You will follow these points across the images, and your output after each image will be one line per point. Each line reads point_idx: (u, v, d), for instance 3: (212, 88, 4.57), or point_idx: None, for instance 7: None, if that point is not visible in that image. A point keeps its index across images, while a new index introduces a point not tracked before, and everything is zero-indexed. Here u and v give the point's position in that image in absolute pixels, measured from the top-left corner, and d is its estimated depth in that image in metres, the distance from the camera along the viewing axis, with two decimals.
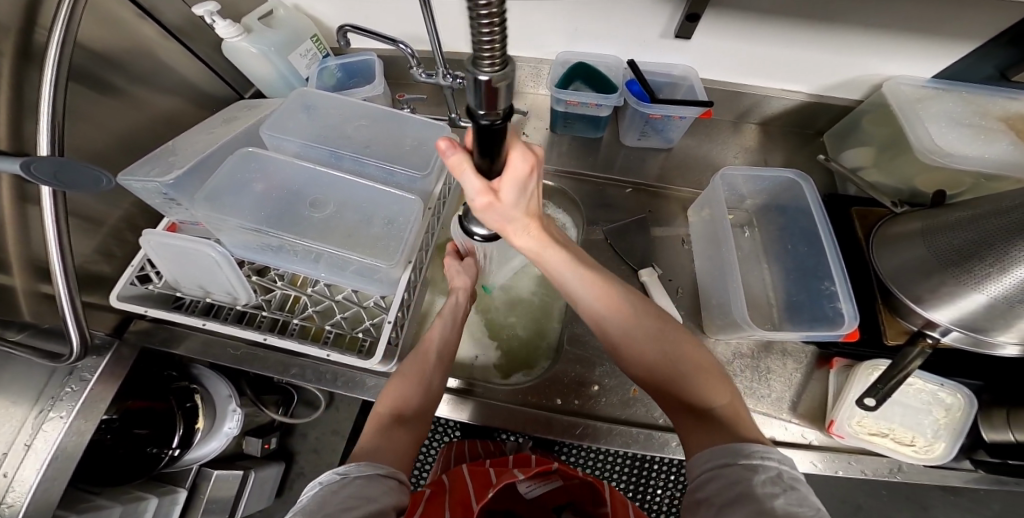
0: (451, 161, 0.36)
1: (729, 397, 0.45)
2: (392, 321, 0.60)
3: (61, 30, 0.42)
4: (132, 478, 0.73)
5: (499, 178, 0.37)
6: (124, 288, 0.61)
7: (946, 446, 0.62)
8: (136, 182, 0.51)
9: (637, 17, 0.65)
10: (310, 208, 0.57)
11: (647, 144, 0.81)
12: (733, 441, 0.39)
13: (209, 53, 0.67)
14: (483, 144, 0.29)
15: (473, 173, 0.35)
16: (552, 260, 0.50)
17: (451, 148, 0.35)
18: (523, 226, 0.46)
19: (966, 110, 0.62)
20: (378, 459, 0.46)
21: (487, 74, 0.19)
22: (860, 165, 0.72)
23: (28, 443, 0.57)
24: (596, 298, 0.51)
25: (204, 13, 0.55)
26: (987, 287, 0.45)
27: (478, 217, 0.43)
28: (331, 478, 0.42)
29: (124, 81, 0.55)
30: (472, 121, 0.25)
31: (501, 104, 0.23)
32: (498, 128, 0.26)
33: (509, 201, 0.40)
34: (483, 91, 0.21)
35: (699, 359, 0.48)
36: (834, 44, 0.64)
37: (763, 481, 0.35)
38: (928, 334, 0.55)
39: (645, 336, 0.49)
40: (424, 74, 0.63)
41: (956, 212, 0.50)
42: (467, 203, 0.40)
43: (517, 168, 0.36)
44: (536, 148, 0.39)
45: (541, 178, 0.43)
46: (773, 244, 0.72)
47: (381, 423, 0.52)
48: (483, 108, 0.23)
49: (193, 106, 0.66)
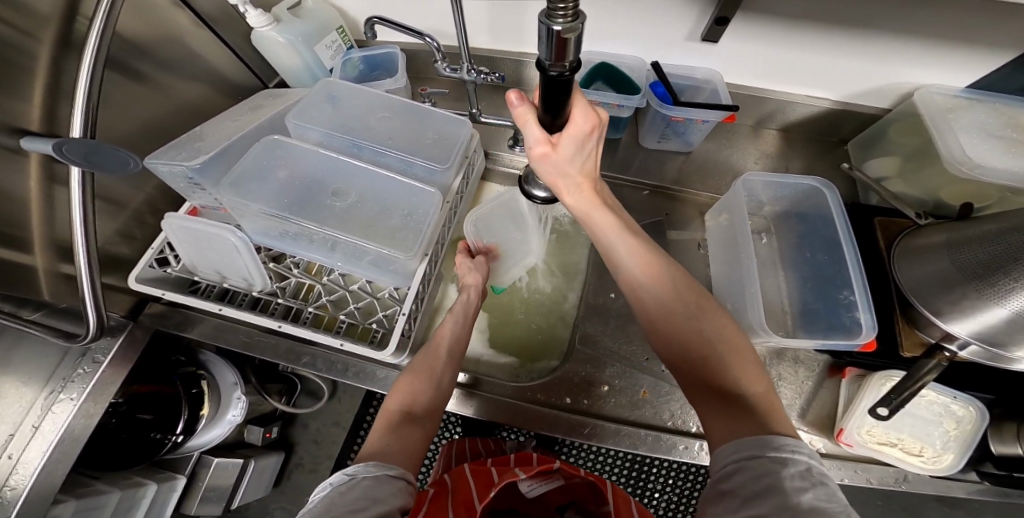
0: (519, 112, 0.42)
1: (764, 386, 0.44)
2: (406, 314, 0.61)
3: (102, 21, 0.42)
4: (132, 463, 0.74)
5: (560, 132, 0.41)
6: (143, 271, 0.61)
7: (953, 458, 0.62)
8: (162, 165, 0.51)
9: (664, 19, 0.65)
10: (331, 197, 0.58)
11: (667, 146, 0.81)
12: (761, 431, 0.38)
13: (239, 44, 0.67)
14: (550, 97, 0.34)
15: (535, 124, 0.41)
16: (599, 224, 0.53)
17: (519, 99, 0.41)
18: (575, 185, 0.51)
19: (997, 120, 0.61)
20: (386, 460, 0.45)
21: (558, 24, 0.23)
22: (885, 174, 0.72)
23: (37, 424, 0.57)
24: (637, 266, 0.51)
25: (237, 2, 0.56)
26: (1010, 302, 0.45)
27: (534, 168, 0.49)
28: (341, 478, 0.41)
29: (156, 67, 0.55)
30: (543, 72, 0.30)
31: (568, 55, 0.27)
32: (566, 81, 0.31)
33: (566, 155, 0.45)
34: (554, 41, 0.25)
35: (735, 341, 0.47)
36: (863, 53, 0.64)
37: (791, 475, 0.35)
38: (945, 347, 0.54)
39: (681, 311, 0.49)
40: (449, 69, 0.63)
41: (982, 225, 0.50)
42: (527, 152, 0.46)
43: (578, 124, 0.40)
44: (602, 114, 0.43)
45: (603, 142, 0.47)
46: (790, 252, 0.72)
47: (391, 420, 0.51)
48: (552, 59, 0.27)
49: (221, 97, 0.67)
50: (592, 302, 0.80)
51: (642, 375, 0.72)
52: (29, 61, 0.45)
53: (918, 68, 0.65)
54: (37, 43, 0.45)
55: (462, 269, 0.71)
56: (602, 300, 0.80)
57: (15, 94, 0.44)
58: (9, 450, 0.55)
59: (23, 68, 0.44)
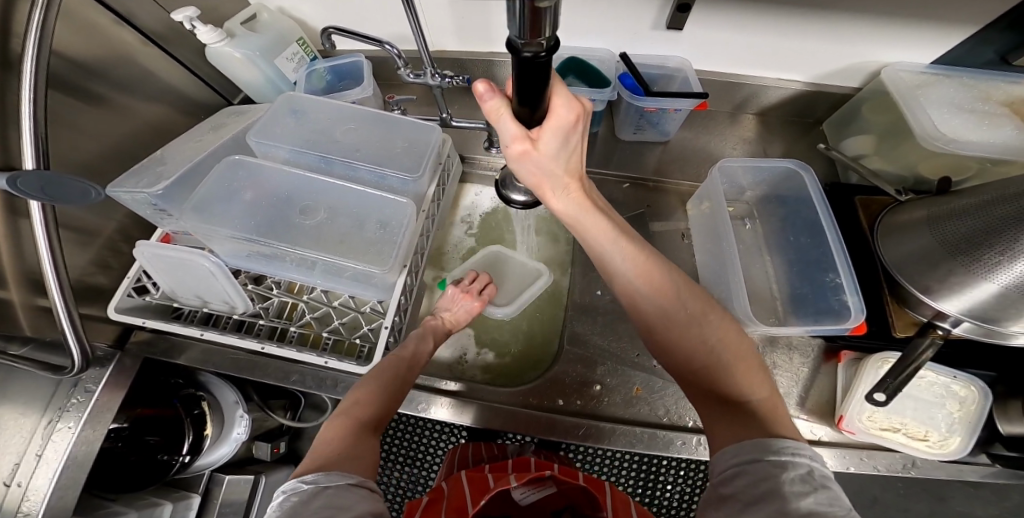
0: (490, 107, 0.37)
1: (767, 391, 0.43)
2: (389, 327, 0.60)
3: (36, 35, 0.41)
4: (144, 485, 0.73)
5: (539, 126, 0.37)
6: (121, 300, 0.61)
7: (962, 439, 0.60)
8: (125, 193, 0.51)
9: (626, 7, 0.63)
10: (302, 215, 0.57)
11: (643, 137, 0.79)
12: (763, 435, 0.37)
13: (192, 59, 0.66)
14: (524, 84, 0.29)
15: (510, 118, 0.36)
16: (590, 229, 0.50)
17: (489, 91, 0.35)
18: (563, 187, 0.47)
19: (968, 95, 0.61)
20: (344, 467, 0.43)
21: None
22: (861, 152, 0.70)
23: (39, 453, 0.58)
24: (636, 274, 0.48)
25: (184, 19, 0.55)
26: (997, 276, 0.43)
27: (513, 166, 0.44)
28: (298, 489, 0.40)
29: (107, 90, 0.54)
30: (515, 53, 0.25)
31: (546, 30, 0.22)
32: (543, 65, 0.26)
33: (549, 152, 0.41)
34: (528, 14, 0.20)
35: (740, 348, 0.46)
36: (834, 31, 0.62)
37: (791, 479, 0.33)
38: (938, 325, 0.53)
39: (684, 320, 0.47)
40: (412, 75, 0.61)
41: (961, 200, 0.48)
42: (504, 149, 0.41)
43: (560, 116, 0.36)
44: (584, 103, 0.39)
45: (587, 136, 0.42)
46: (775, 237, 0.70)
47: (347, 429, 0.49)
48: (525, 37, 0.23)
49: (182, 116, 0.66)
50: (581, 301, 0.78)
51: (634, 373, 0.71)
52: None
53: (892, 43, 0.62)
54: None
55: (452, 305, 0.72)
56: (591, 298, 0.78)
57: None
58: (18, 479, 0.56)
59: None
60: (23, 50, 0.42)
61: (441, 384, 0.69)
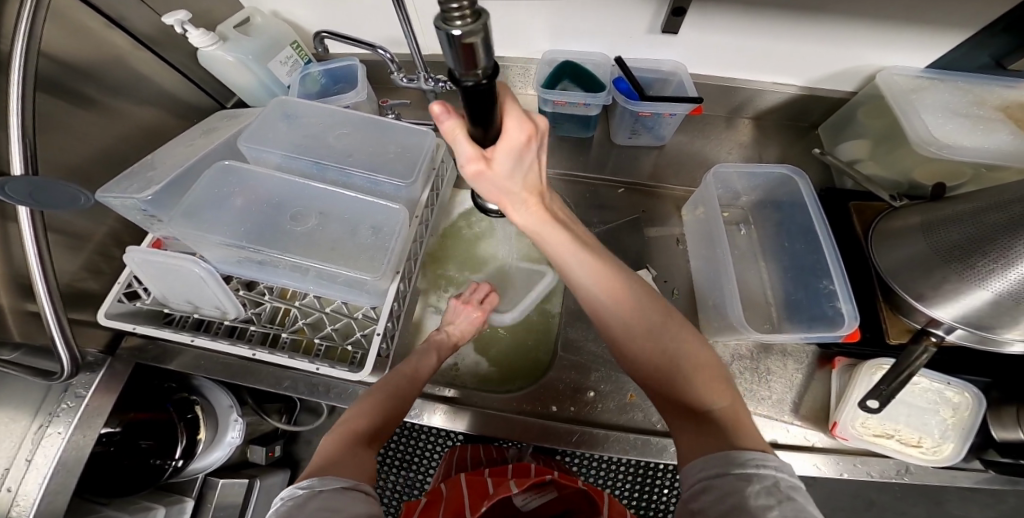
0: (445, 128, 0.33)
1: (730, 398, 0.43)
2: (382, 333, 0.60)
3: (22, 34, 0.40)
4: (137, 490, 0.72)
5: (494, 146, 0.34)
6: (111, 306, 0.61)
7: (954, 446, 0.60)
8: (114, 199, 0.50)
9: (621, 10, 0.63)
10: (291, 221, 0.56)
11: (638, 142, 0.79)
12: (725, 448, 0.37)
13: (186, 63, 0.66)
14: (472, 107, 0.26)
15: (466, 140, 0.33)
16: (551, 240, 0.48)
17: (445, 113, 0.31)
18: (521, 201, 0.46)
19: (963, 99, 0.60)
20: (341, 471, 0.43)
21: (458, 29, 0.17)
22: (856, 157, 0.70)
23: (29, 458, 0.57)
24: (597, 285, 0.48)
25: (175, 22, 0.54)
26: (990, 284, 0.43)
27: (471, 186, 0.42)
28: (295, 493, 0.39)
29: (98, 94, 0.53)
30: (456, 87, 0.22)
31: (482, 60, 0.20)
32: (486, 90, 0.24)
33: (503, 170, 0.38)
34: (459, 48, 0.18)
35: (703, 357, 0.45)
36: (829, 35, 0.62)
37: (756, 492, 0.33)
38: (932, 332, 0.52)
39: (647, 331, 0.47)
40: (405, 79, 0.61)
41: (955, 206, 0.48)
42: (460, 173, 0.37)
43: (513, 137, 0.34)
44: (537, 117, 0.37)
45: (542, 149, 0.41)
46: (769, 242, 0.70)
47: (340, 444, 0.48)
48: (462, 67, 0.20)
49: (175, 120, 0.65)
50: (575, 306, 0.78)
51: (628, 379, 0.71)
52: None
53: (886, 48, 0.62)
54: None
55: (454, 317, 0.70)
56: None
57: None
58: (8, 484, 0.55)
59: None
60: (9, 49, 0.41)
61: (438, 390, 0.69)
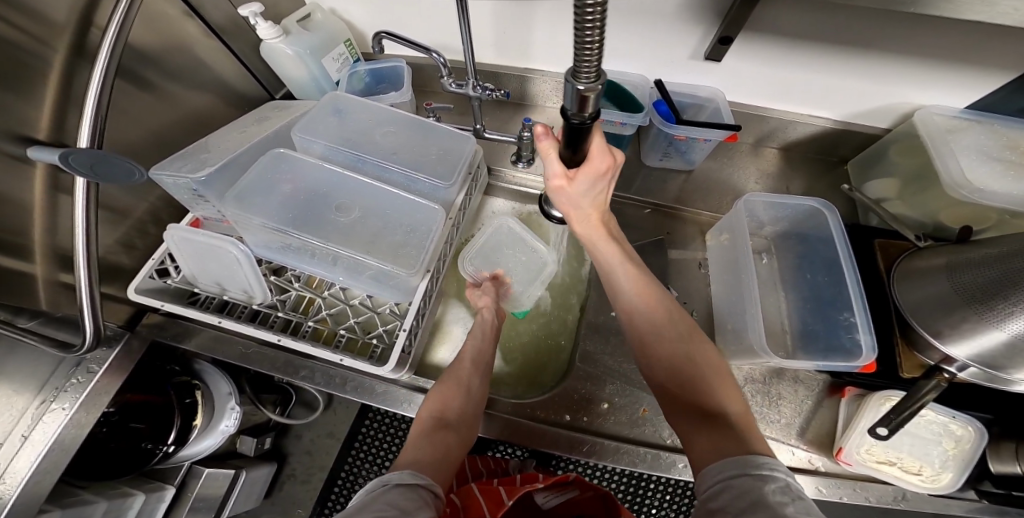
0: (542, 146, 0.48)
1: (742, 408, 0.47)
2: (407, 330, 0.61)
3: (115, 30, 0.43)
4: (120, 474, 0.69)
5: (577, 168, 0.48)
6: (142, 281, 0.61)
7: (952, 477, 0.62)
8: (167, 177, 0.51)
9: (668, 35, 0.66)
10: (335, 212, 0.57)
11: (668, 165, 0.81)
12: (744, 451, 0.40)
13: (246, 52, 0.67)
14: (572, 137, 0.40)
15: (556, 156, 0.48)
16: (604, 252, 0.57)
17: (544, 133, 0.47)
18: (585, 215, 0.57)
19: (995, 143, 0.63)
20: (421, 468, 0.49)
21: (582, 84, 0.30)
22: (884, 196, 0.73)
23: (26, 434, 0.56)
24: (635, 293, 0.55)
25: (249, 14, 0.56)
26: (1008, 325, 0.46)
27: (551, 196, 0.56)
28: (376, 485, 0.46)
29: (165, 76, 0.55)
30: (567, 118, 0.36)
31: (590, 106, 0.33)
32: (586, 128, 0.37)
33: (579, 189, 0.52)
34: (577, 96, 0.31)
35: (719, 366, 0.51)
36: (864, 72, 0.65)
37: (773, 491, 0.36)
38: (944, 368, 0.55)
39: (672, 336, 0.52)
40: (454, 85, 0.63)
41: (980, 250, 0.50)
42: (545, 182, 0.52)
43: (595, 163, 0.48)
44: (616, 155, 0.51)
45: (613, 182, 0.54)
46: (789, 271, 0.73)
47: (425, 426, 0.56)
48: (576, 109, 0.34)
49: (226, 106, 0.67)
50: (594, 318, 0.79)
51: (642, 393, 0.72)
52: (40, 66, 0.44)
53: (916, 90, 0.66)
54: (48, 45, 0.45)
55: (484, 294, 0.73)
56: (604, 318, 0.79)
57: (24, 101, 0.44)
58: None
59: (38, 73, 0.44)
60: (100, 43, 0.43)
61: None
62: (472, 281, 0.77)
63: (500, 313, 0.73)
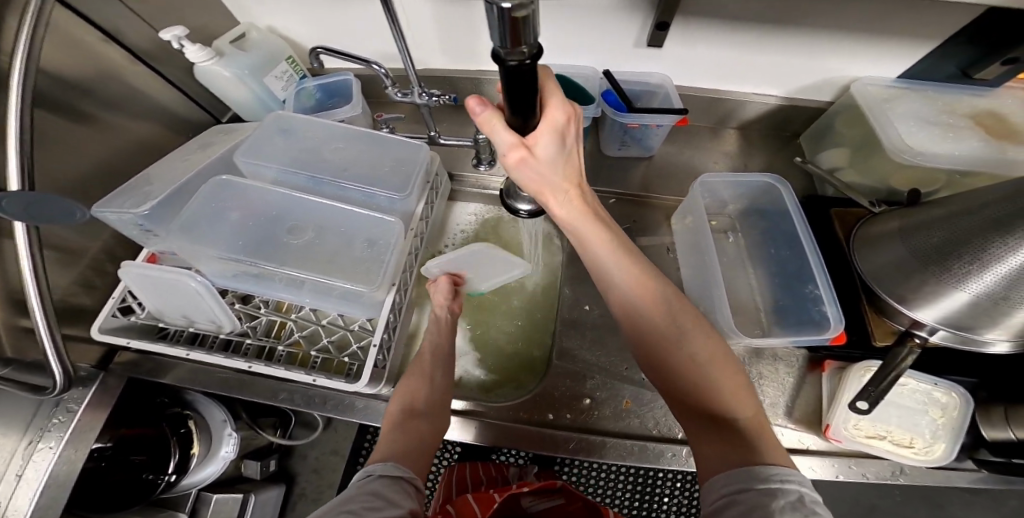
0: (482, 120, 0.38)
1: (754, 409, 0.45)
2: (378, 344, 0.60)
3: (23, 57, 0.42)
4: (127, 505, 0.70)
5: (532, 133, 0.38)
6: (106, 320, 0.61)
7: (945, 447, 0.61)
8: (110, 214, 0.50)
9: (606, 26, 0.65)
10: (287, 234, 0.57)
11: (629, 153, 0.81)
12: (751, 462, 0.39)
13: (181, 77, 0.67)
14: (513, 94, 0.29)
15: (504, 128, 0.36)
16: (591, 240, 0.48)
17: (480, 105, 0.36)
18: (563, 194, 0.46)
19: (932, 108, 0.64)
20: (401, 461, 0.50)
21: (508, 3, 0.18)
22: (836, 166, 0.72)
23: (19, 474, 0.57)
24: (632, 285, 0.49)
25: (172, 39, 0.55)
26: (968, 286, 0.45)
27: (512, 176, 0.43)
28: (361, 477, 0.48)
29: (97, 109, 0.55)
30: (499, 62, 0.24)
31: (527, 36, 0.22)
32: (529, 71, 0.26)
33: (547, 158, 0.40)
34: (506, 21, 0.19)
35: (722, 357, 0.47)
36: (800, 47, 0.64)
37: (782, 507, 0.35)
38: (915, 333, 0.53)
39: (677, 336, 0.47)
40: (400, 94, 0.62)
41: (932, 211, 0.50)
42: (501, 163, 0.40)
43: (553, 119, 0.38)
44: (574, 105, 0.41)
45: (579, 138, 0.43)
46: (757, 249, 0.72)
47: (393, 418, 0.57)
48: (507, 44, 0.22)
49: (170, 133, 0.67)
50: (570, 314, 0.78)
51: (624, 385, 0.71)
52: None
53: (857, 62, 0.65)
54: None
55: (437, 291, 0.71)
56: (579, 313, 0.78)
57: None
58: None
59: None
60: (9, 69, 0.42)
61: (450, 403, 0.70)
62: (430, 281, 0.74)
63: (459, 303, 0.73)
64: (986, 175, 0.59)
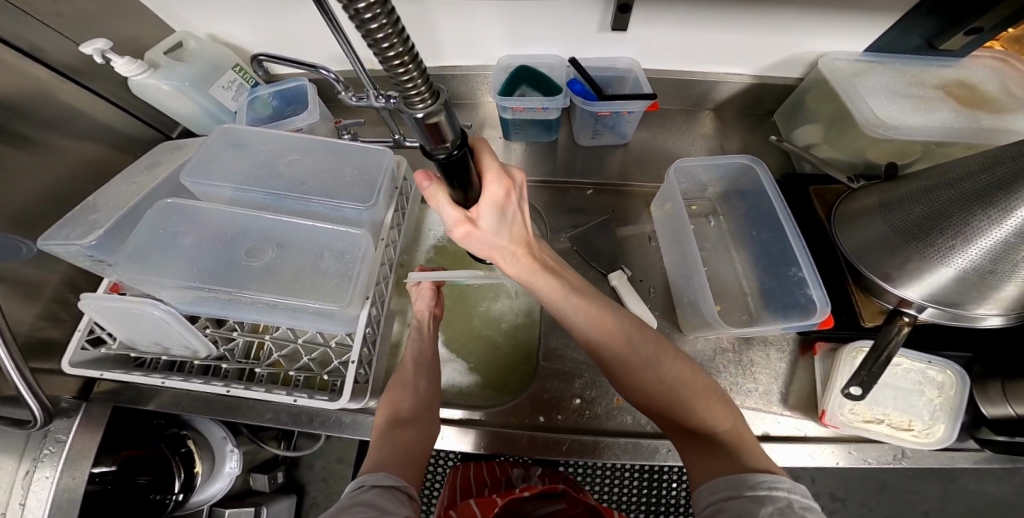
0: (429, 194, 0.41)
1: (732, 421, 0.46)
2: (356, 360, 0.56)
3: None
4: None
5: (476, 205, 0.41)
6: (75, 355, 0.59)
7: (946, 428, 0.58)
8: (57, 246, 0.49)
9: (562, 15, 0.63)
10: (248, 257, 0.55)
11: (603, 142, 0.78)
12: (735, 471, 0.39)
13: (116, 93, 0.65)
14: (451, 175, 0.32)
15: (448, 202, 0.40)
16: (543, 287, 0.53)
17: (428, 182, 0.40)
18: (510, 254, 0.51)
19: (900, 81, 0.62)
20: (387, 473, 0.49)
21: (421, 112, 0.21)
22: (811, 142, 0.71)
23: (21, 502, 0.56)
24: (592, 326, 0.52)
25: (93, 52, 0.53)
26: (954, 261, 0.43)
27: (463, 244, 0.49)
28: (352, 489, 0.47)
29: (35, 137, 0.53)
30: (431, 157, 0.28)
31: (448, 134, 0.25)
32: (460, 158, 0.29)
33: (488, 227, 0.45)
34: (424, 127, 0.23)
35: (691, 376, 0.49)
36: (759, 25, 0.62)
37: (771, 513, 0.34)
38: (904, 312, 0.50)
39: (641, 363, 0.49)
40: (354, 97, 0.59)
41: (908, 185, 0.48)
42: (449, 232, 0.45)
43: (492, 193, 0.40)
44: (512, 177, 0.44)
45: (521, 204, 0.48)
46: (740, 231, 0.70)
47: (382, 427, 0.56)
48: (432, 143, 0.25)
49: (115, 151, 0.65)
50: (555, 312, 0.76)
51: None
52: None
53: (820, 37, 0.63)
54: None
55: (419, 297, 0.69)
56: None
57: None
58: None
59: None
60: None
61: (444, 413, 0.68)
62: (410, 285, 0.72)
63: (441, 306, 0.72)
64: (965, 145, 0.58)
